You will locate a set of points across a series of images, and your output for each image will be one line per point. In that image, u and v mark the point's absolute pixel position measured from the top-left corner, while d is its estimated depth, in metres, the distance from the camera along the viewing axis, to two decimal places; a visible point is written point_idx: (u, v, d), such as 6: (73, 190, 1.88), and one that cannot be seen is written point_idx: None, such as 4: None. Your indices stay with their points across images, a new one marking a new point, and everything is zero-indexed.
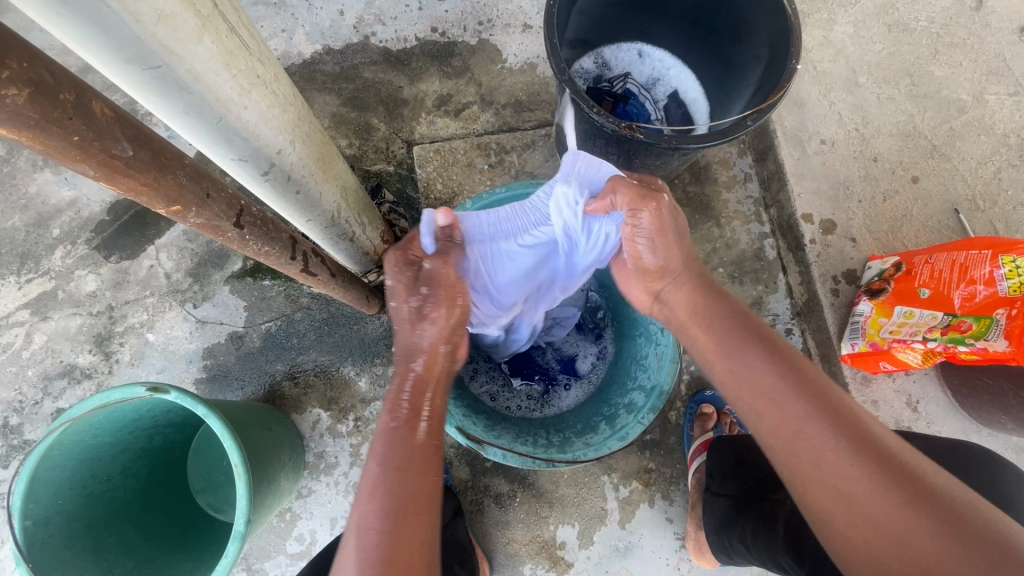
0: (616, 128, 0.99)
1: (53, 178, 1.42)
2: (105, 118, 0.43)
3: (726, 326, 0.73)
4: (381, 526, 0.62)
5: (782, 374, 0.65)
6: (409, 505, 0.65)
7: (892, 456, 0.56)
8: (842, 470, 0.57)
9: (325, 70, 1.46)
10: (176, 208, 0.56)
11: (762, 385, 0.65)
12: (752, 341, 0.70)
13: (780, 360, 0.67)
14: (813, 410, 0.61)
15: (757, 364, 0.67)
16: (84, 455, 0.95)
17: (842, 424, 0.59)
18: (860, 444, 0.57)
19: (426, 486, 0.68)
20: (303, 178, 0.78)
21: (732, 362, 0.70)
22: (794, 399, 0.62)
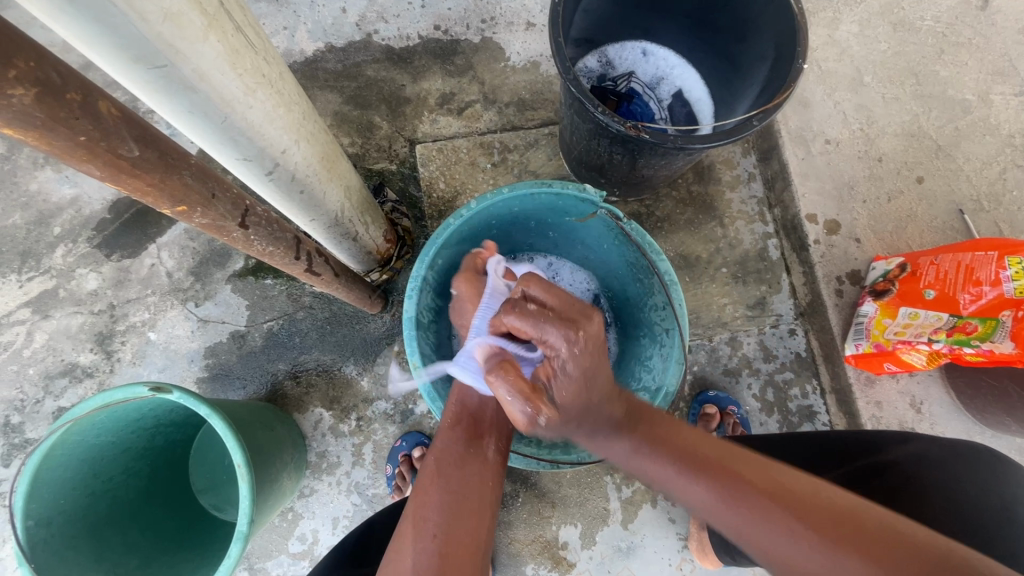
0: (621, 128, 0.98)
1: (53, 176, 1.41)
2: (113, 118, 0.43)
3: (641, 462, 0.70)
4: (438, 517, 0.74)
5: (710, 483, 0.63)
6: (467, 505, 0.76)
7: (850, 523, 0.55)
8: (811, 564, 0.55)
9: (327, 68, 1.45)
10: (182, 208, 0.55)
11: (701, 506, 0.63)
12: (672, 460, 0.68)
13: (705, 464, 0.66)
14: (755, 507, 0.60)
15: (688, 485, 0.65)
16: (86, 455, 0.95)
17: (784, 510, 0.58)
18: (810, 531, 0.56)
19: (483, 491, 0.79)
20: (307, 177, 0.77)
21: (669, 486, 0.67)
22: (735, 500, 0.61)
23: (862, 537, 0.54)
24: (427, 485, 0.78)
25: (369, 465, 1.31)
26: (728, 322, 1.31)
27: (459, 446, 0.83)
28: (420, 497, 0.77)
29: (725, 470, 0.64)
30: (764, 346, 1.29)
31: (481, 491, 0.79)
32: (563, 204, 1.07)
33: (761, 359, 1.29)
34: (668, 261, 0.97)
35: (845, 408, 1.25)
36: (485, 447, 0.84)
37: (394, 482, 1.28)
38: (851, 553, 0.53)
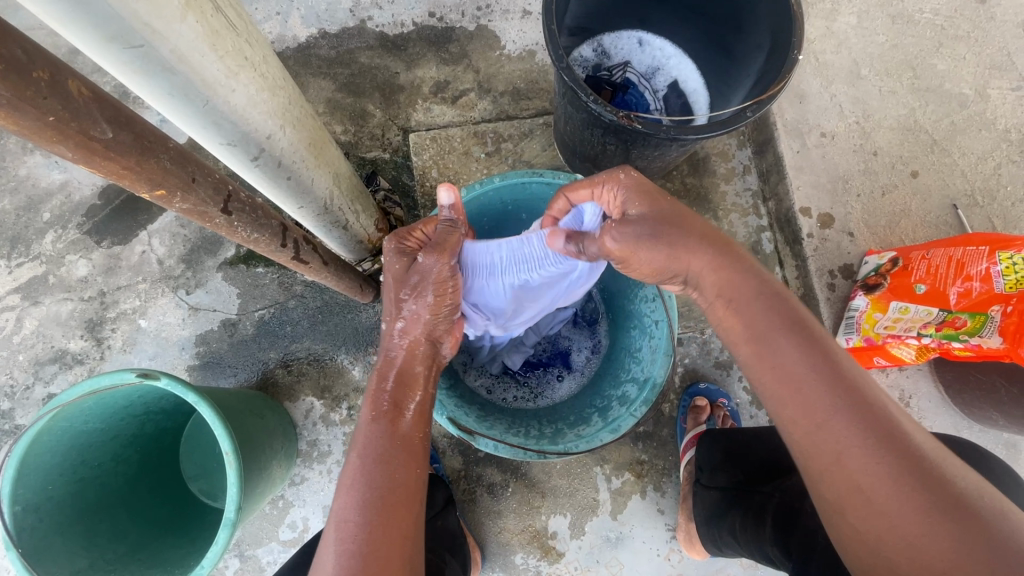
0: (614, 118, 0.97)
1: (43, 161, 1.40)
2: (83, 98, 0.42)
3: (753, 312, 0.67)
4: (359, 518, 0.66)
5: (814, 361, 0.61)
6: (390, 501, 0.68)
7: (919, 453, 0.55)
8: (858, 464, 0.56)
9: (320, 55, 1.44)
10: (160, 193, 0.54)
11: (789, 372, 0.62)
12: (787, 328, 0.64)
13: (817, 344, 0.63)
14: (841, 400, 0.58)
15: (793, 348, 0.63)
16: (74, 441, 0.95)
17: (869, 419, 0.57)
18: (883, 436, 0.56)
19: (409, 480, 0.71)
20: (293, 163, 0.76)
21: (760, 348, 0.65)
22: (826, 387, 0.59)
23: (924, 471, 0.54)
24: (346, 487, 0.68)
25: None
26: None
27: (381, 437, 0.73)
28: (339, 499, 0.68)
29: (833, 358, 0.61)
30: None
31: (409, 481, 0.71)
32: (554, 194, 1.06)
33: None
34: None
35: None
36: (410, 430, 0.76)
37: None
38: (909, 477, 0.53)
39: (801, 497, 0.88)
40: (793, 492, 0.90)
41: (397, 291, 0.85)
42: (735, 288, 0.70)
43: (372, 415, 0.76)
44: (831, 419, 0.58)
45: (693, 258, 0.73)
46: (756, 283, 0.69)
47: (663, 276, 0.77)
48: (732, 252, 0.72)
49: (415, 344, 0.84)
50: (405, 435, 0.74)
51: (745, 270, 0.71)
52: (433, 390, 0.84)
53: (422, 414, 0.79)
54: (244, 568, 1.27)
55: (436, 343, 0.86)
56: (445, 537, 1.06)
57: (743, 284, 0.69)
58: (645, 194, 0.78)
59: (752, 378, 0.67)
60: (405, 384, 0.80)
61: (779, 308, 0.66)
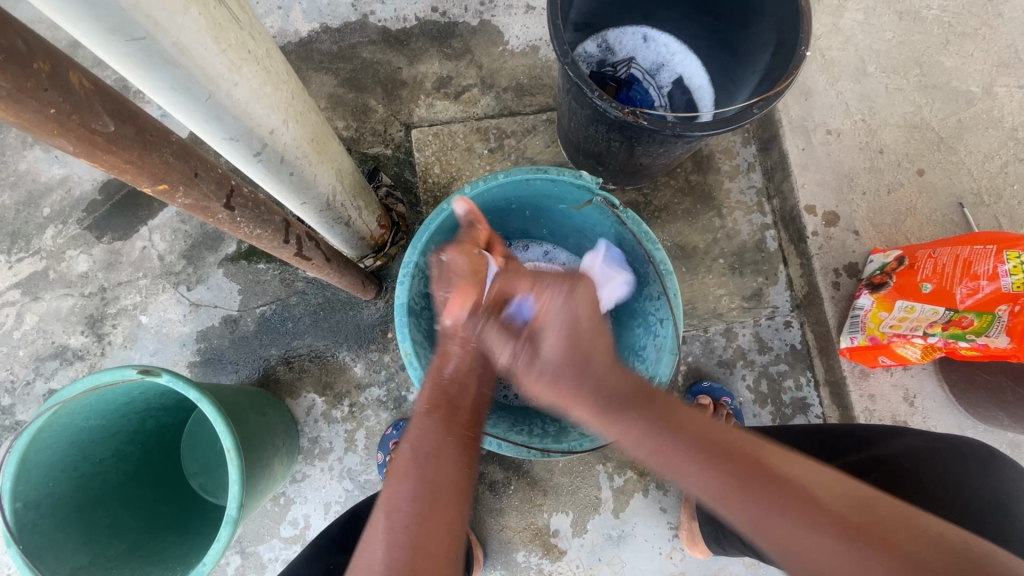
0: (619, 115, 0.96)
1: (43, 155, 1.39)
2: (85, 91, 0.41)
3: (656, 440, 0.67)
4: (410, 509, 0.67)
5: (727, 472, 0.61)
6: (441, 494, 0.69)
7: (876, 521, 0.54)
8: (834, 564, 0.53)
9: (322, 50, 1.42)
10: (164, 187, 0.54)
11: (717, 495, 0.61)
12: (693, 450, 0.64)
13: (723, 454, 0.63)
14: (776, 497, 0.58)
15: (698, 470, 0.63)
16: (75, 438, 0.94)
17: (810, 505, 0.56)
18: (824, 519, 0.55)
19: (458, 476, 0.72)
20: (296, 159, 0.76)
21: (681, 479, 0.64)
22: (753, 491, 0.59)
23: (890, 539, 0.52)
24: (398, 476, 0.70)
25: (361, 451, 1.31)
26: (724, 313, 1.30)
27: (435, 430, 0.76)
28: (390, 487, 0.70)
29: (746, 459, 0.62)
30: (759, 338, 1.29)
31: (459, 476, 0.73)
32: (559, 190, 1.05)
33: (756, 351, 1.29)
34: (664, 250, 0.96)
35: (838, 400, 1.25)
36: (463, 429, 0.78)
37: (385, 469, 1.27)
38: (870, 551, 0.52)
39: None
40: None
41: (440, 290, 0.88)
42: (620, 421, 0.70)
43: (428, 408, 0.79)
44: (777, 518, 0.57)
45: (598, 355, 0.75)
46: (641, 399, 0.71)
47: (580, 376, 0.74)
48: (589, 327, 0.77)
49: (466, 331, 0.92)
50: (457, 432, 0.77)
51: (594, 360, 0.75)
52: (485, 393, 0.87)
53: (477, 417, 0.83)
54: (246, 565, 1.27)
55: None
56: None
57: (636, 419, 0.69)
58: (570, 308, 0.78)
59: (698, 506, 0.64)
60: (459, 384, 0.84)
61: (677, 430, 0.67)
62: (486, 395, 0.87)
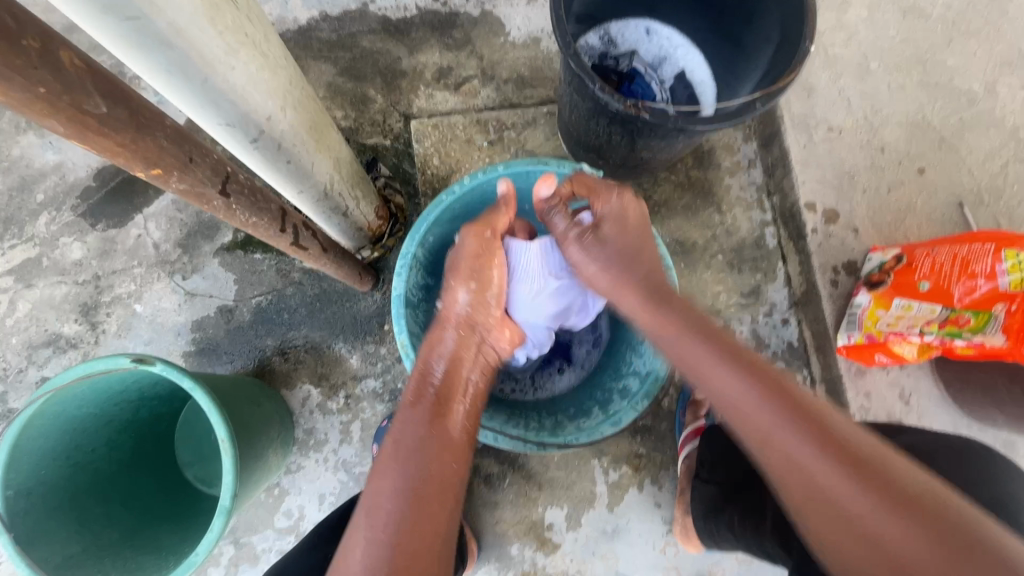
0: (621, 107, 0.96)
1: (37, 141, 1.37)
2: (76, 69, 0.40)
3: (689, 344, 0.76)
4: (392, 506, 0.68)
5: (757, 387, 0.68)
6: (424, 490, 0.70)
7: (867, 457, 0.60)
8: (811, 473, 0.61)
9: (321, 38, 1.41)
10: (157, 173, 0.53)
11: (732, 400, 0.69)
12: (724, 360, 0.72)
13: (749, 367, 0.70)
14: (782, 417, 0.65)
15: (730, 377, 0.70)
16: (68, 426, 0.94)
17: (811, 428, 0.63)
18: (830, 444, 0.61)
19: (442, 472, 0.73)
20: (294, 147, 0.75)
21: (708, 381, 0.73)
22: (762, 405, 0.66)
23: (874, 471, 0.59)
24: (382, 474, 0.71)
25: (356, 443, 1.31)
26: (722, 310, 1.30)
27: (421, 425, 0.77)
28: (374, 485, 0.71)
29: (769, 380, 0.69)
30: (756, 335, 1.29)
31: (443, 472, 0.73)
32: None
33: (754, 348, 1.29)
34: (664, 244, 0.95)
35: (834, 398, 1.25)
36: (450, 425, 0.79)
37: None
38: (860, 476, 0.59)
39: None
40: None
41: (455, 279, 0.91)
42: (659, 312, 0.81)
43: (414, 403, 0.80)
44: (775, 433, 0.65)
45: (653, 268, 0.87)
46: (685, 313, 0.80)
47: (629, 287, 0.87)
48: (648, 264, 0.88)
49: (455, 321, 0.90)
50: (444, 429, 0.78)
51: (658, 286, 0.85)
52: (477, 387, 0.88)
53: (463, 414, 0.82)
54: (239, 555, 1.27)
55: (478, 327, 0.91)
56: None
57: (674, 320, 0.79)
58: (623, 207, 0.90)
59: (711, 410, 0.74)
60: (450, 376, 0.84)
61: (713, 347, 0.74)
62: (477, 390, 0.87)
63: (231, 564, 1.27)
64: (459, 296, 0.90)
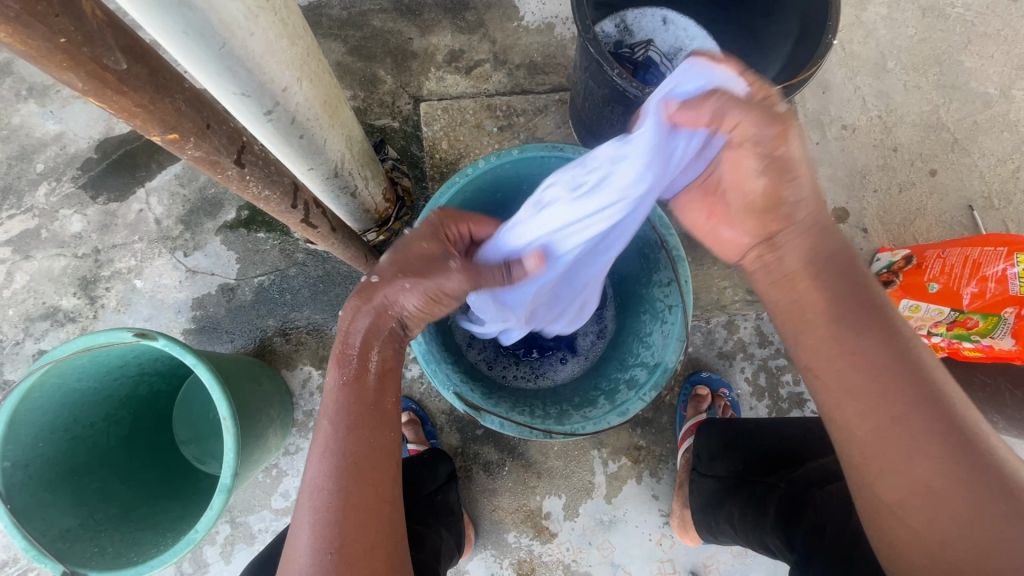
0: (639, 93, 0.93)
1: (37, 110, 1.34)
2: (97, 22, 0.39)
3: (838, 292, 0.65)
4: (333, 487, 0.64)
5: (899, 356, 0.60)
6: (364, 467, 0.66)
7: (1002, 464, 0.54)
8: (931, 466, 0.55)
9: (332, 15, 1.39)
10: (173, 137, 0.51)
11: (871, 365, 0.61)
12: (865, 321, 0.63)
13: (898, 337, 0.62)
14: (918, 400, 0.58)
15: (868, 337, 0.62)
16: (66, 399, 0.92)
17: (952, 420, 0.56)
18: (958, 434, 0.55)
19: (384, 442, 0.69)
20: (307, 121, 0.73)
21: (837, 331, 0.64)
22: (907, 382, 0.59)
23: (1007, 481, 0.53)
24: (317, 454, 0.67)
25: None
26: (726, 306, 1.32)
27: (352, 399, 0.70)
28: (310, 468, 0.66)
29: (914, 350, 0.61)
30: (760, 331, 1.32)
31: (384, 444, 0.69)
32: None
33: (756, 344, 1.32)
34: (677, 235, 0.94)
35: None
36: (381, 393, 0.72)
37: None
38: (981, 474, 0.53)
39: (807, 490, 0.87)
40: (798, 483, 0.89)
41: (405, 267, 0.73)
42: (791, 242, 0.68)
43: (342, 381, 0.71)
44: (909, 413, 0.57)
45: (800, 211, 0.66)
46: (833, 259, 0.67)
47: (773, 217, 0.67)
48: (826, 217, 0.68)
49: (385, 318, 0.75)
50: (373, 401, 0.70)
51: (842, 245, 0.68)
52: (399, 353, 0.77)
53: (391, 372, 0.75)
54: (235, 534, 1.26)
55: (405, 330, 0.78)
56: (444, 512, 1.06)
57: (834, 270, 0.67)
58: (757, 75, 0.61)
59: (807, 360, 0.66)
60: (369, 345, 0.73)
61: (847, 308, 0.64)
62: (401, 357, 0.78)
63: (227, 543, 1.26)
64: (404, 299, 0.73)
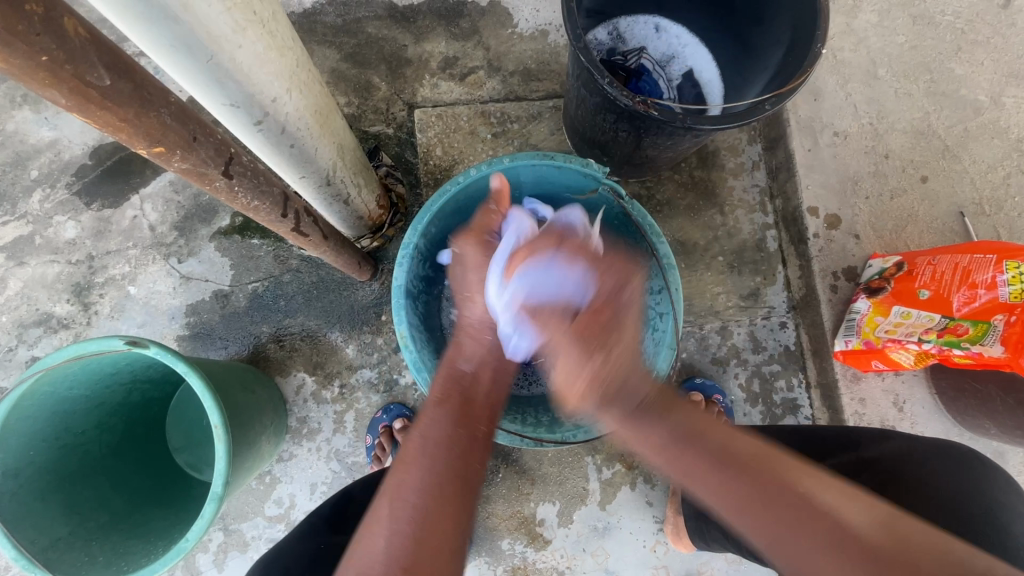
0: (629, 103, 0.94)
1: (32, 116, 1.34)
2: (80, 39, 0.39)
3: (673, 429, 0.69)
4: (416, 501, 0.67)
5: (745, 478, 0.63)
6: (449, 489, 0.69)
7: (894, 556, 0.54)
8: None
9: (326, 22, 1.39)
10: (159, 150, 0.52)
11: (731, 499, 0.63)
12: (704, 451, 0.66)
13: (736, 460, 0.64)
14: (794, 521, 0.58)
15: (712, 470, 0.65)
16: (58, 407, 0.92)
17: (826, 529, 0.57)
18: (839, 543, 0.55)
19: (469, 472, 0.72)
20: (298, 131, 0.73)
21: (688, 475, 0.66)
22: (764, 505, 0.60)
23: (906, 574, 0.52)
24: (407, 465, 0.70)
25: (350, 433, 1.30)
26: (719, 312, 1.32)
27: (447, 422, 0.75)
28: (397, 476, 0.70)
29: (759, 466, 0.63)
30: (754, 337, 1.32)
31: (470, 473, 0.72)
32: (564, 179, 1.04)
33: (750, 350, 1.32)
34: (668, 244, 0.94)
35: (829, 402, 1.26)
36: (476, 425, 0.78)
37: (373, 453, 1.26)
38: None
39: None
40: None
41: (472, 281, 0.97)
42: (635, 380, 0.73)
43: (442, 401, 0.79)
44: (786, 533, 0.58)
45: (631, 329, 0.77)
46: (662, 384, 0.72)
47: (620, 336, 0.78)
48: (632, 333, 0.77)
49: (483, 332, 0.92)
50: (470, 427, 0.76)
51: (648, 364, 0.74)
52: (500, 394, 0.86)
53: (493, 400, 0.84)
54: (228, 542, 1.26)
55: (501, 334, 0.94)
56: None
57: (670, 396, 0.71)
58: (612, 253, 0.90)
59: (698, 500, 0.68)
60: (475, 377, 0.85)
61: (697, 441, 0.67)
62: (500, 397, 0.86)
63: (220, 551, 1.26)
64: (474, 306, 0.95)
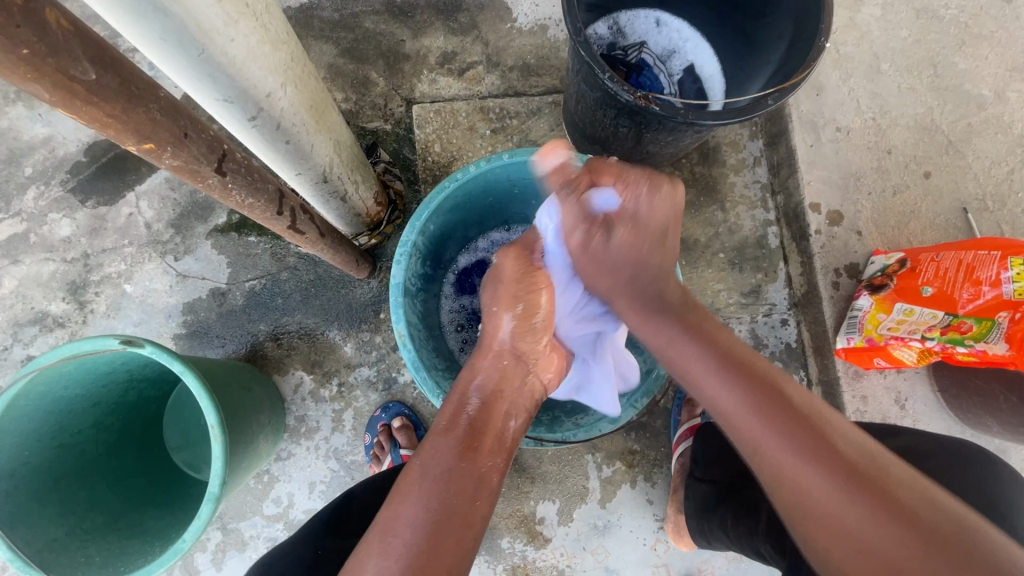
0: (629, 98, 0.93)
1: (25, 112, 1.33)
2: (62, 32, 0.38)
3: (690, 351, 0.74)
4: (409, 537, 0.60)
5: (756, 393, 0.66)
6: (446, 524, 0.62)
7: (887, 483, 0.57)
8: (830, 503, 0.57)
9: (323, 17, 1.37)
10: (149, 147, 0.50)
11: (737, 413, 0.66)
12: (718, 365, 0.70)
13: (747, 377, 0.68)
14: (796, 435, 0.62)
15: (725, 384, 0.68)
16: (54, 407, 0.91)
17: (826, 448, 0.60)
18: (837, 464, 0.59)
19: (471, 513, 0.65)
20: (293, 127, 0.72)
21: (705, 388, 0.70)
22: (771, 421, 0.64)
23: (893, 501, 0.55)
24: (405, 495, 0.64)
25: (349, 432, 1.29)
26: (720, 309, 1.32)
27: (451, 456, 0.68)
28: (392, 509, 0.63)
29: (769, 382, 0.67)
30: (755, 334, 1.31)
31: (472, 515, 0.65)
32: None
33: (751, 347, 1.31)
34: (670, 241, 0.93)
35: (831, 400, 1.25)
36: (484, 459, 0.70)
37: (373, 451, 1.26)
38: (868, 495, 0.56)
39: None
40: None
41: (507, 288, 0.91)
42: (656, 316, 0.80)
43: (447, 429, 0.72)
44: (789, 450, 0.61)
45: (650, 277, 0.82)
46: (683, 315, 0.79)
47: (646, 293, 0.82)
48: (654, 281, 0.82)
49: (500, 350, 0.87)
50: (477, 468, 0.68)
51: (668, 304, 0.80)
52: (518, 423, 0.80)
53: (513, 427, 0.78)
54: (226, 541, 1.25)
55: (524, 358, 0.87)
56: None
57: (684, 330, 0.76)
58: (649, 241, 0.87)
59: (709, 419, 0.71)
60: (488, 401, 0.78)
61: (719, 356, 0.71)
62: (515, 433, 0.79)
63: (218, 550, 1.25)
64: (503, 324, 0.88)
